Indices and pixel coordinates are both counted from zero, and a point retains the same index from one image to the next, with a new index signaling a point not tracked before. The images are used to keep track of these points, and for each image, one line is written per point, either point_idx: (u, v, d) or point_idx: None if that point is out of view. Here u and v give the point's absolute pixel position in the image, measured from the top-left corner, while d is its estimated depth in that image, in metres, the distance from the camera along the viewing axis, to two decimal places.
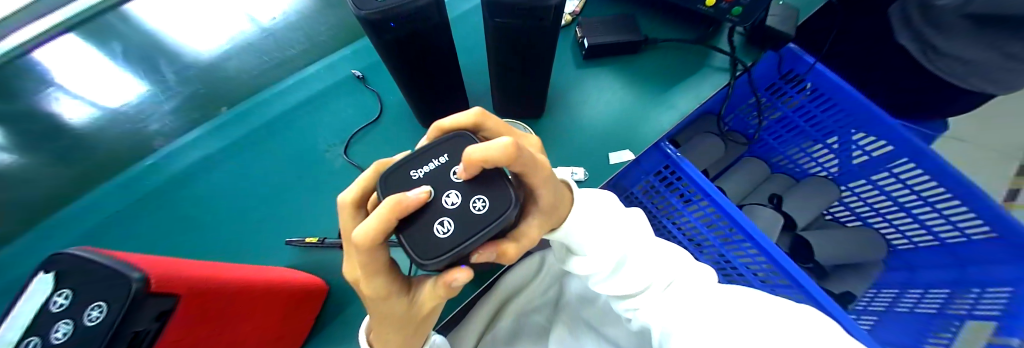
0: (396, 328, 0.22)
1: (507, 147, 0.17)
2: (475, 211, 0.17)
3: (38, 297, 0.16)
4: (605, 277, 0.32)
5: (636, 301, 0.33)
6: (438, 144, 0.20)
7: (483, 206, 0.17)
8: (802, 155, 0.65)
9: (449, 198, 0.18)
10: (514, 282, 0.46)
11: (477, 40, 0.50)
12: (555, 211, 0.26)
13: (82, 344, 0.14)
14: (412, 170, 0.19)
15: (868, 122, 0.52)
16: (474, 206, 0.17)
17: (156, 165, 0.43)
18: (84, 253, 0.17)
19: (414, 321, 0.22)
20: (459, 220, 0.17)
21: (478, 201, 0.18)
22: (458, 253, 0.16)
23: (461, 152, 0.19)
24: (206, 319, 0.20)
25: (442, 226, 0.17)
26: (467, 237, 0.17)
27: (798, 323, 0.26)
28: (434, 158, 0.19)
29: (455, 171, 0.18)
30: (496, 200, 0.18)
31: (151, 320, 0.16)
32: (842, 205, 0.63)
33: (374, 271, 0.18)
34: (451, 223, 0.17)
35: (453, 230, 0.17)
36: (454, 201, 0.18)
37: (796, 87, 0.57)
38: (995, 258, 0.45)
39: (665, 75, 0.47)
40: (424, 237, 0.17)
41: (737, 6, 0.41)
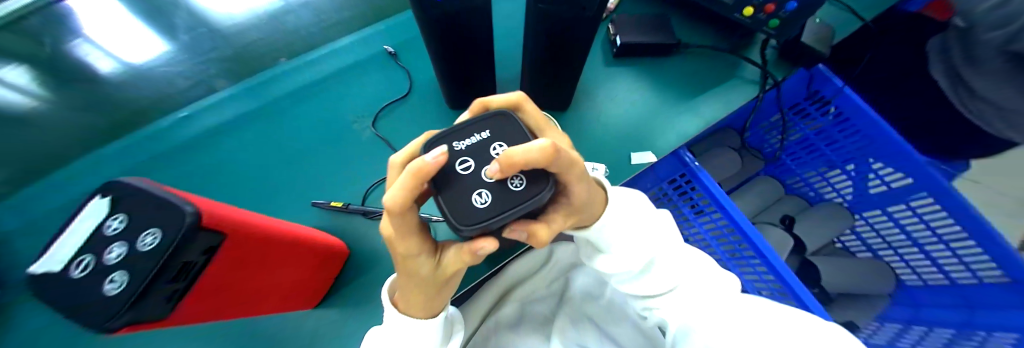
0: (420, 289, 0.23)
1: (544, 152, 0.17)
2: (512, 188, 0.18)
3: (92, 219, 0.16)
4: (631, 276, 0.34)
5: (656, 301, 0.35)
6: (482, 120, 0.20)
7: (519, 185, 0.18)
8: (819, 179, 0.64)
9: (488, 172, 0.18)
10: (519, 272, 0.46)
11: (510, 28, 0.51)
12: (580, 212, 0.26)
13: (134, 268, 0.15)
14: (454, 142, 0.19)
15: (892, 154, 0.52)
16: (511, 183, 0.18)
17: (190, 118, 0.45)
18: (142, 183, 0.17)
19: (440, 282, 0.23)
20: (496, 194, 0.18)
21: (516, 179, 0.18)
22: (491, 224, 0.17)
23: (503, 130, 0.20)
24: (239, 262, 0.21)
25: (480, 197, 0.18)
26: (504, 210, 0.17)
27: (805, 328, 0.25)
28: (476, 133, 0.20)
29: (496, 148, 0.19)
30: (533, 180, 0.18)
31: (198, 253, 0.17)
32: (853, 234, 0.62)
33: (406, 229, 0.19)
34: (488, 195, 0.18)
35: (491, 202, 0.17)
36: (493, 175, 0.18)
37: (820, 109, 0.57)
38: (1005, 303, 0.44)
39: (694, 81, 0.47)
40: (461, 204, 0.17)
41: (775, 19, 0.41)
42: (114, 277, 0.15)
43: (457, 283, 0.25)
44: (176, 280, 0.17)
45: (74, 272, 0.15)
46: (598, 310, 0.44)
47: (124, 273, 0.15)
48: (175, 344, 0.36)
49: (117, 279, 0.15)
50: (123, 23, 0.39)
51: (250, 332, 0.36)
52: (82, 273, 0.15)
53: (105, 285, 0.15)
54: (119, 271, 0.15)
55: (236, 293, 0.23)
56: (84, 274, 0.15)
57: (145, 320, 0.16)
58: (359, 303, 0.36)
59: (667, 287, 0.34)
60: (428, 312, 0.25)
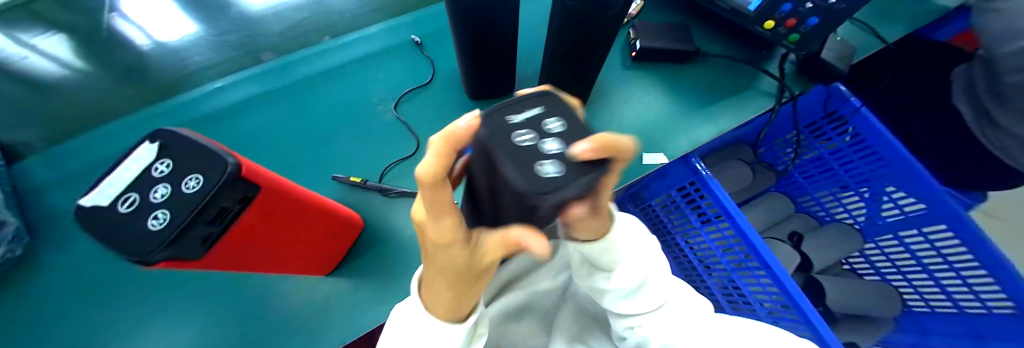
0: (452, 279, 0.22)
1: (600, 146, 0.14)
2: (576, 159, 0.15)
3: (139, 162, 0.18)
4: (622, 296, 0.33)
5: (636, 320, 0.34)
6: (531, 98, 0.19)
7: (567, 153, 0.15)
8: (832, 200, 0.63)
9: (548, 145, 0.16)
10: (516, 269, 0.47)
11: (533, 26, 0.52)
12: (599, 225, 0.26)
13: (178, 207, 0.16)
14: (508, 116, 0.17)
15: (906, 177, 0.51)
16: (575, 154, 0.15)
17: (223, 90, 0.47)
18: (190, 134, 0.19)
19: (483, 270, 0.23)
20: (563, 162, 0.15)
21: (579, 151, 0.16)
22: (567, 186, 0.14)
23: (556, 107, 0.19)
24: (265, 216, 0.22)
25: (546, 166, 0.14)
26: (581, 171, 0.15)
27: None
28: (528, 108, 0.18)
29: (550, 123, 0.17)
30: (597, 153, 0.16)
31: (233, 202, 0.18)
32: (863, 257, 0.62)
33: (442, 206, 0.18)
34: (556, 164, 0.15)
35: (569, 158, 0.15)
36: (554, 147, 0.15)
37: (836, 129, 0.56)
38: (1010, 335, 0.43)
39: (711, 90, 0.47)
40: (525, 172, 0.14)
41: (796, 33, 0.41)
42: (159, 213, 0.16)
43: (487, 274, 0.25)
44: (214, 223, 0.18)
45: (122, 208, 0.16)
46: (598, 309, 0.45)
47: (167, 211, 0.16)
48: (193, 301, 0.38)
49: (161, 217, 0.16)
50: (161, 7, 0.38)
51: (263, 296, 0.38)
52: (128, 208, 0.16)
53: (150, 221, 0.16)
54: (164, 209, 0.16)
55: (255, 247, 0.24)
56: (130, 210, 0.16)
57: (180, 258, 0.18)
58: (369, 278, 0.38)
59: (660, 302, 0.34)
60: (453, 307, 0.25)
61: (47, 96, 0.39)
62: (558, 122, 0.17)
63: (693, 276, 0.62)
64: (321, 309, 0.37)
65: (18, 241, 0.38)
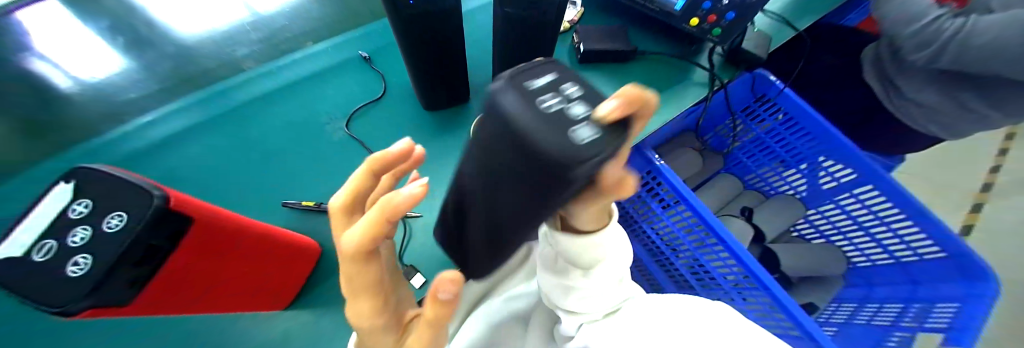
0: (379, 330, 0.21)
1: (631, 94, 0.13)
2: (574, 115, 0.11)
3: (56, 205, 0.16)
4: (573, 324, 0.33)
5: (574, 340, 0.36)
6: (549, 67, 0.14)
7: (596, 126, 0.11)
8: (773, 174, 0.69)
9: (570, 104, 0.12)
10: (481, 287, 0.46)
11: (483, 36, 0.53)
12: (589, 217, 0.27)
13: (99, 250, 0.15)
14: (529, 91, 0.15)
15: (832, 148, 0.58)
16: (574, 110, 0.11)
17: (150, 125, 0.42)
18: (109, 169, 0.17)
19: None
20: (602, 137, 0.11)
21: (580, 108, 0.12)
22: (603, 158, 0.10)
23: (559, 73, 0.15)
24: (206, 250, 0.21)
25: (577, 109, 0.12)
26: (622, 135, 0.11)
27: (725, 325, 0.27)
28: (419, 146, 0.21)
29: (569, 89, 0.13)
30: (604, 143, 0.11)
31: (163, 237, 0.17)
32: (807, 222, 0.69)
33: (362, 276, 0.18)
34: (592, 130, 0.11)
35: (605, 126, 0.11)
36: (576, 109, 0.12)
37: (768, 109, 0.63)
38: (940, 276, 0.49)
39: (657, 82, 0.50)
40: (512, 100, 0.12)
41: (717, 28, 0.46)
42: (80, 259, 0.15)
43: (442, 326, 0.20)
44: (144, 261, 0.17)
45: (37, 256, 0.15)
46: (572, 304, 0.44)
47: (90, 254, 0.15)
48: None
49: (81, 262, 0.15)
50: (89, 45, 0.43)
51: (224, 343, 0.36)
52: (45, 256, 0.15)
53: (69, 268, 0.15)
54: (85, 254, 0.15)
55: (181, 293, 0.22)
56: (47, 258, 0.15)
57: (106, 305, 0.16)
58: (341, 309, 0.38)
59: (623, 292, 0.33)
60: None
61: None
62: (579, 85, 0.13)
63: (663, 261, 0.56)
64: (294, 333, 0.37)
65: None
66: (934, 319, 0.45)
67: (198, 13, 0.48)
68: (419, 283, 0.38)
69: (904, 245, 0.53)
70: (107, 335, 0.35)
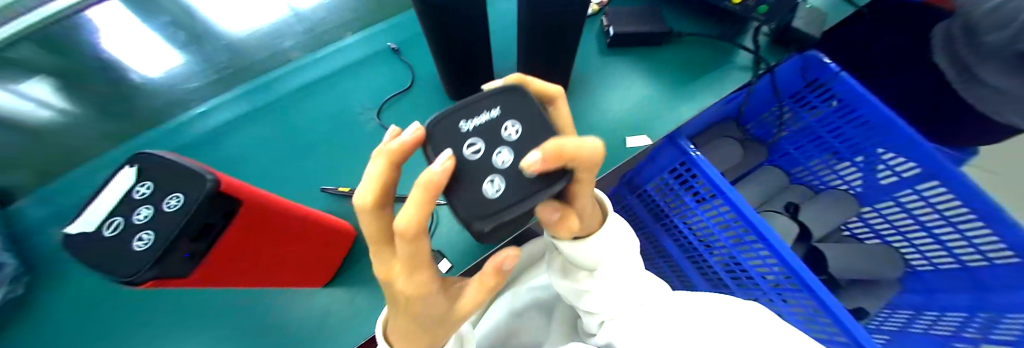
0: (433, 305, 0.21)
1: (550, 157, 0.15)
2: (496, 163, 0.18)
3: (121, 186, 0.17)
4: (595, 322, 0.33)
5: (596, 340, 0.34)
6: (494, 96, 0.20)
7: (499, 189, 0.17)
8: (824, 167, 0.64)
9: (500, 156, 0.18)
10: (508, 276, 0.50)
11: (509, 23, 0.52)
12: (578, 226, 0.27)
13: (161, 227, 0.16)
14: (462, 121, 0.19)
15: (890, 136, 0.52)
16: (497, 158, 0.18)
17: (208, 114, 0.47)
18: (167, 154, 0.18)
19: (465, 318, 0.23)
20: (507, 182, 0.17)
21: (500, 154, 0.18)
22: (490, 220, 0.17)
23: (514, 107, 0.20)
24: (253, 230, 0.23)
25: (500, 155, 0.18)
26: (517, 199, 0.17)
27: (747, 319, 0.24)
28: (481, 111, 0.20)
29: (505, 130, 0.19)
30: (510, 188, 0.17)
31: (217, 216, 0.19)
32: (860, 220, 0.62)
33: (416, 257, 0.18)
34: (501, 182, 0.17)
35: (505, 190, 0.17)
36: (504, 160, 0.18)
37: (820, 96, 0.59)
38: (1014, 284, 0.43)
39: (690, 66, 0.47)
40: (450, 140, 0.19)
41: (762, 5, 0.41)
42: (144, 235, 0.16)
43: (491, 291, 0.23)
44: (199, 238, 0.18)
45: (106, 232, 0.16)
46: None
47: (151, 231, 0.16)
48: (189, 331, 0.38)
49: (145, 238, 0.16)
50: (142, 41, 0.39)
51: (270, 315, 0.39)
52: (112, 232, 0.16)
53: (134, 243, 0.16)
54: (148, 231, 0.16)
55: (232, 268, 0.24)
56: (115, 234, 0.16)
57: (168, 276, 0.18)
58: (372, 291, 0.40)
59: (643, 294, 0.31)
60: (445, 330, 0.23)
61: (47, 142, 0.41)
62: (514, 128, 0.19)
63: (695, 258, 0.53)
64: (327, 314, 0.39)
65: (16, 281, 0.38)
66: (1001, 331, 0.42)
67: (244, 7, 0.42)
68: (446, 268, 0.40)
69: (973, 249, 0.47)
70: (169, 307, 0.39)
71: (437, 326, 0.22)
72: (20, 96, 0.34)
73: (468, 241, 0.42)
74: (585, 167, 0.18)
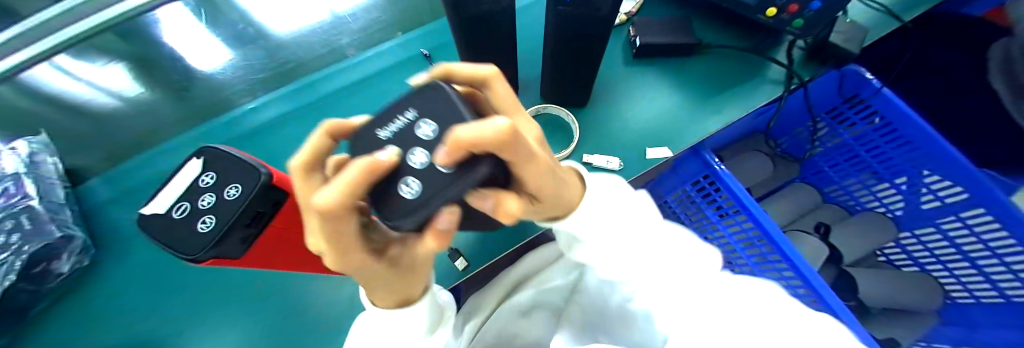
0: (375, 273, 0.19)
1: (457, 149, 0.11)
2: (412, 166, 0.13)
3: (190, 174, 0.20)
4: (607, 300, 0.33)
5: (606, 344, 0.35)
6: (405, 97, 0.15)
7: (415, 192, 0.12)
8: (860, 187, 0.61)
9: (416, 157, 0.13)
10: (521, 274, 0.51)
11: (537, 31, 0.53)
12: (558, 204, 0.22)
13: (221, 213, 0.18)
14: (379, 130, 0.14)
15: (939, 161, 0.50)
16: (412, 160, 0.13)
17: (256, 111, 0.49)
18: (229, 148, 0.21)
19: (409, 281, 0.21)
20: (426, 183, 0.13)
21: (418, 154, 0.13)
22: (401, 223, 0.13)
23: (431, 100, 0.14)
24: (298, 220, 0.25)
25: (416, 156, 0.13)
26: (440, 198, 0.12)
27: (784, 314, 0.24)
28: (401, 113, 0.14)
29: (424, 126, 0.14)
30: (431, 187, 0.12)
31: (268, 206, 0.21)
32: (898, 246, 0.59)
33: (338, 238, 0.14)
34: (418, 184, 0.13)
35: (423, 192, 0.12)
36: (421, 160, 0.13)
37: (860, 113, 0.56)
38: None
39: (718, 78, 0.46)
40: (361, 149, 0.14)
41: (799, 19, 0.40)
42: (207, 219, 0.18)
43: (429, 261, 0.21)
44: (252, 225, 0.20)
45: (175, 215, 0.19)
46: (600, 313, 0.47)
47: (212, 216, 0.18)
48: (225, 312, 0.41)
49: (208, 221, 0.18)
50: (199, 37, 0.46)
51: (297, 300, 0.41)
52: (180, 215, 0.19)
53: (199, 225, 0.18)
54: (210, 215, 0.18)
55: (273, 257, 0.26)
56: (182, 216, 0.19)
57: (224, 256, 0.20)
58: None
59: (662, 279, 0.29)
60: (395, 290, 0.22)
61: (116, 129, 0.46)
62: (430, 124, 0.13)
63: None
64: (350, 305, 0.41)
65: (84, 252, 0.42)
66: None
67: (289, 10, 0.48)
68: (462, 266, 0.40)
69: (1004, 267, 0.47)
70: (206, 288, 0.42)
71: (402, 287, 0.22)
72: (95, 83, 0.42)
73: (487, 243, 0.42)
74: (512, 149, 0.11)
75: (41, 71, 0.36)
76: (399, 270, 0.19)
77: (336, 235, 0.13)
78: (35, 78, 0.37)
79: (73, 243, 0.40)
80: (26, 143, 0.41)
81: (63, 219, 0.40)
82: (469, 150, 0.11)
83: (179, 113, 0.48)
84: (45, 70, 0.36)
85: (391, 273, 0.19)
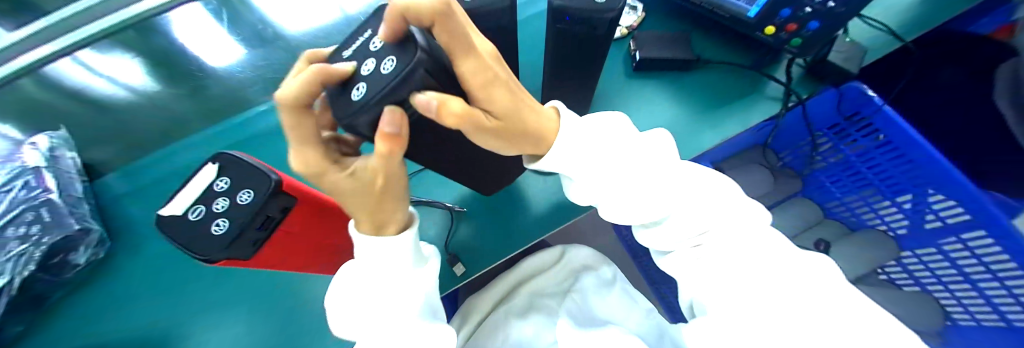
0: (349, 194, 0.20)
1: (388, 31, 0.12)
2: (362, 72, 0.14)
3: (206, 179, 0.21)
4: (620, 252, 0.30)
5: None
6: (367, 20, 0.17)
7: (361, 93, 0.14)
8: (862, 204, 0.60)
9: (366, 66, 0.14)
10: (522, 275, 0.56)
11: (538, 43, 0.54)
12: (529, 140, 0.22)
13: (235, 217, 0.20)
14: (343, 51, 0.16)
15: (943, 182, 0.51)
16: (363, 67, 0.14)
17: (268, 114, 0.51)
18: (242, 155, 0.22)
19: (385, 208, 0.23)
20: (370, 83, 0.14)
21: (368, 62, 0.14)
22: (359, 123, 0.15)
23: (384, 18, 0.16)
24: (305, 226, 0.26)
25: (366, 65, 0.14)
26: (380, 92, 0.13)
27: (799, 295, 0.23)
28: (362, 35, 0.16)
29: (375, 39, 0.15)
30: (373, 86, 0.14)
31: (278, 212, 0.22)
32: (900, 265, 0.58)
33: (304, 136, 0.16)
34: (364, 87, 0.14)
35: (366, 91, 0.14)
36: (368, 67, 0.14)
37: (863, 131, 0.56)
38: None
39: (718, 93, 0.47)
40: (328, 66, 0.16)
41: (797, 38, 0.41)
42: (222, 222, 0.20)
43: (403, 189, 0.22)
44: (263, 228, 0.21)
45: (191, 217, 0.20)
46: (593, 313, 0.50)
47: (226, 219, 0.20)
48: (229, 307, 0.42)
49: (222, 224, 0.20)
50: (213, 34, 0.44)
51: (298, 299, 0.42)
52: (196, 217, 0.20)
53: (213, 227, 0.20)
54: (224, 218, 0.20)
55: (279, 260, 0.27)
56: (198, 218, 0.20)
57: (235, 257, 0.21)
58: None
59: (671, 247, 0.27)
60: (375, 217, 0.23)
61: (133, 128, 0.48)
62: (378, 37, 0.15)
63: None
64: None
65: (100, 245, 0.44)
66: None
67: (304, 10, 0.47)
68: (461, 272, 0.40)
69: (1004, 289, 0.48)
70: (213, 283, 0.44)
71: (378, 215, 0.23)
72: (115, 78, 0.42)
73: (483, 249, 0.42)
74: (437, 34, 0.13)
75: (61, 65, 0.35)
76: (372, 194, 0.21)
77: (305, 128, 0.16)
78: (57, 72, 0.37)
79: (90, 236, 0.42)
80: (46, 139, 0.43)
81: (81, 213, 0.42)
82: (406, 26, 0.13)
83: (191, 114, 0.50)
84: (65, 63, 0.36)
85: (364, 195, 0.20)
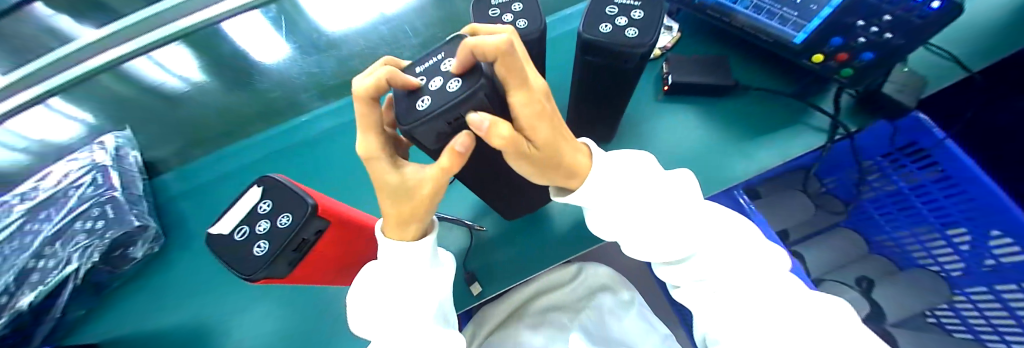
0: (388, 196, 0.20)
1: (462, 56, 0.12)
2: (429, 87, 0.15)
3: (251, 201, 0.23)
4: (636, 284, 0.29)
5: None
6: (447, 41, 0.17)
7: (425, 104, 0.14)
8: (913, 242, 0.55)
9: (434, 82, 0.15)
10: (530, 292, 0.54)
11: (567, 62, 0.54)
12: (565, 172, 0.21)
13: (273, 240, 0.21)
14: (418, 67, 0.17)
15: (1001, 218, 0.47)
16: (431, 83, 0.15)
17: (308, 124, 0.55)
18: (282, 177, 0.23)
19: (414, 219, 0.22)
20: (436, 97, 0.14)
21: (437, 79, 0.15)
22: (421, 132, 0.14)
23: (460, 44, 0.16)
24: (335, 244, 0.27)
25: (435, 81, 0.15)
26: (441, 107, 0.13)
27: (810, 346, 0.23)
28: (435, 56, 0.16)
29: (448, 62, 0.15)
30: (438, 99, 0.14)
31: (310, 234, 0.23)
32: (952, 310, 0.51)
33: (368, 123, 0.18)
34: (428, 100, 0.14)
35: (430, 103, 0.14)
36: (436, 84, 0.14)
37: (918, 163, 0.53)
38: None
39: (756, 120, 0.45)
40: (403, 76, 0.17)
41: (847, 68, 0.39)
42: (261, 243, 0.21)
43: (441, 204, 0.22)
44: (296, 250, 0.23)
45: (236, 236, 0.22)
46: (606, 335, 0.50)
47: (265, 241, 0.21)
48: (260, 305, 0.45)
49: (261, 246, 0.21)
50: (264, 34, 0.44)
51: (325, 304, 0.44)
52: (240, 237, 0.22)
53: (255, 248, 0.21)
54: (264, 240, 0.21)
55: (310, 274, 0.29)
56: (242, 238, 0.22)
57: (272, 275, 0.23)
58: None
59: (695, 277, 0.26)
60: (404, 224, 0.23)
61: (188, 132, 0.52)
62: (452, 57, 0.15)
63: None
64: None
65: (155, 240, 0.48)
66: None
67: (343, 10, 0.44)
68: (477, 291, 0.41)
69: None
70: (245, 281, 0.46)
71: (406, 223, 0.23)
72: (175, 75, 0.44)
73: (503, 270, 0.42)
74: (508, 67, 0.12)
75: (138, 62, 0.39)
76: (406, 201, 0.20)
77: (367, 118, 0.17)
78: (134, 68, 0.40)
79: (147, 232, 0.47)
80: (113, 138, 0.48)
81: (140, 209, 0.47)
82: (471, 57, 0.12)
83: (237, 120, 0.53)
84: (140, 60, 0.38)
85: (402, 201, 0.20)
